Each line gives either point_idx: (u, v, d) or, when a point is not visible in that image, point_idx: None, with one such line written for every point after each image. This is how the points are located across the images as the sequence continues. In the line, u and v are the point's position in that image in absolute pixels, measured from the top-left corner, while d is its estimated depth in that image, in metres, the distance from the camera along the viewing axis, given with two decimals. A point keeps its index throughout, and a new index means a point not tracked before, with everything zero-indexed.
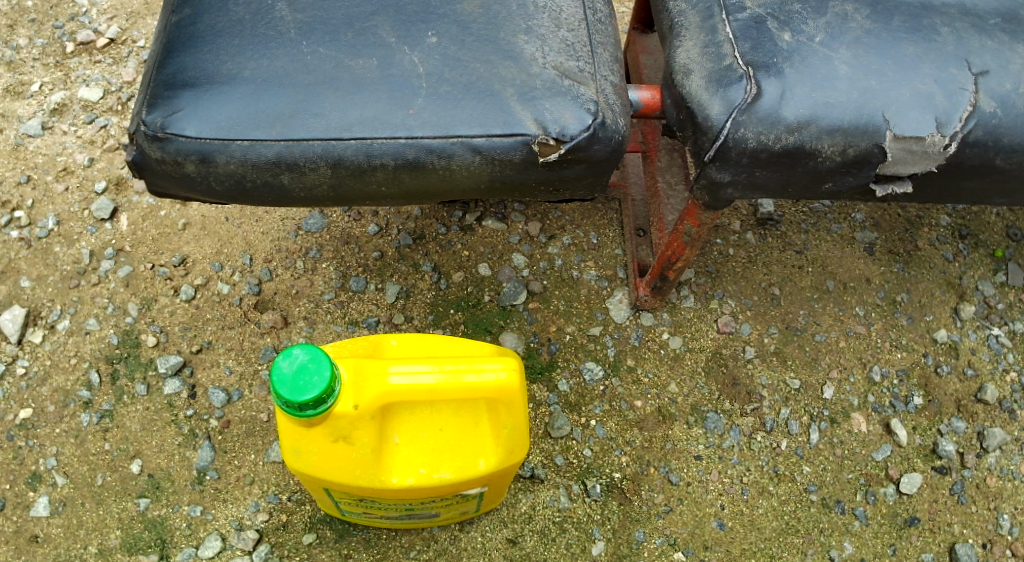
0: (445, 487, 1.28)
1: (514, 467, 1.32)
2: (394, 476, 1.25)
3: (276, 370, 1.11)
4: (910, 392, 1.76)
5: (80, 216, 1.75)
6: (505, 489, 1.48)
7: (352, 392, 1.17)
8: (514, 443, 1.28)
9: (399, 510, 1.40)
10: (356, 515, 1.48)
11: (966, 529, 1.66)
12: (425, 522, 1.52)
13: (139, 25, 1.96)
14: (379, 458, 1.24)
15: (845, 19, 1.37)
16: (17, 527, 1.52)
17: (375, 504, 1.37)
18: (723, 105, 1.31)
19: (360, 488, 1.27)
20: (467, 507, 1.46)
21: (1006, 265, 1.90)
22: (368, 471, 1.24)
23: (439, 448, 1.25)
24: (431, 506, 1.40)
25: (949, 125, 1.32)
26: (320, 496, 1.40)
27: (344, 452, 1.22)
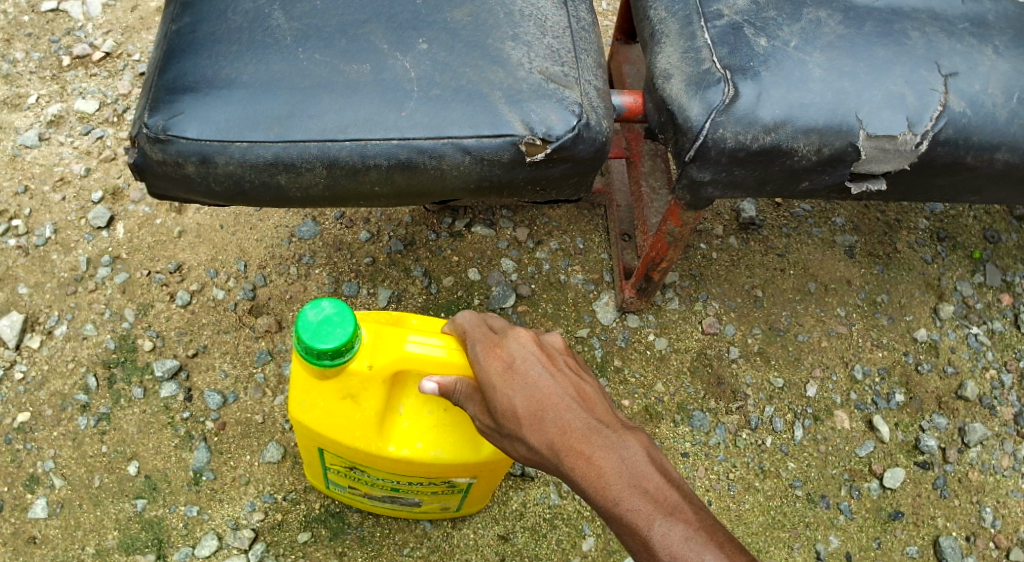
0: (437, 466, 1.31)
1: (503, 465, 1.36)
2: (392, 445, 1.29)
3: (302, 316, 1.14)
4: (891, 390, 1.80)
5: (76, 225, 1.77)
6: (489, 492, 1.51)
7: (369, 352, 1.21)
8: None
9: (381, 487, 1.43)
10: (335, 488, 1.52)
11: (949, 522, 1.71)
12: (400, 511, 1.54)
13: (134, 40, 1.99)
14: (381, 423, 1.27)
15: (819, 24, 1.42)
16: (15, 529, 1.54)
17: (363, 477, 1.40)
18: (702, 107, 1.36)
19: (355, 452, 1.30)
20: (449, 501, 1.49)
21: (983, 266, 1.95)
22: (368, 436, 1.28)
23: (441, 428, 1.29)
24: (415, 492, 1.43)
25: (920, 124, 1.38)
26: (306, 458, 1.44)
27: (350, 410, 1.25)
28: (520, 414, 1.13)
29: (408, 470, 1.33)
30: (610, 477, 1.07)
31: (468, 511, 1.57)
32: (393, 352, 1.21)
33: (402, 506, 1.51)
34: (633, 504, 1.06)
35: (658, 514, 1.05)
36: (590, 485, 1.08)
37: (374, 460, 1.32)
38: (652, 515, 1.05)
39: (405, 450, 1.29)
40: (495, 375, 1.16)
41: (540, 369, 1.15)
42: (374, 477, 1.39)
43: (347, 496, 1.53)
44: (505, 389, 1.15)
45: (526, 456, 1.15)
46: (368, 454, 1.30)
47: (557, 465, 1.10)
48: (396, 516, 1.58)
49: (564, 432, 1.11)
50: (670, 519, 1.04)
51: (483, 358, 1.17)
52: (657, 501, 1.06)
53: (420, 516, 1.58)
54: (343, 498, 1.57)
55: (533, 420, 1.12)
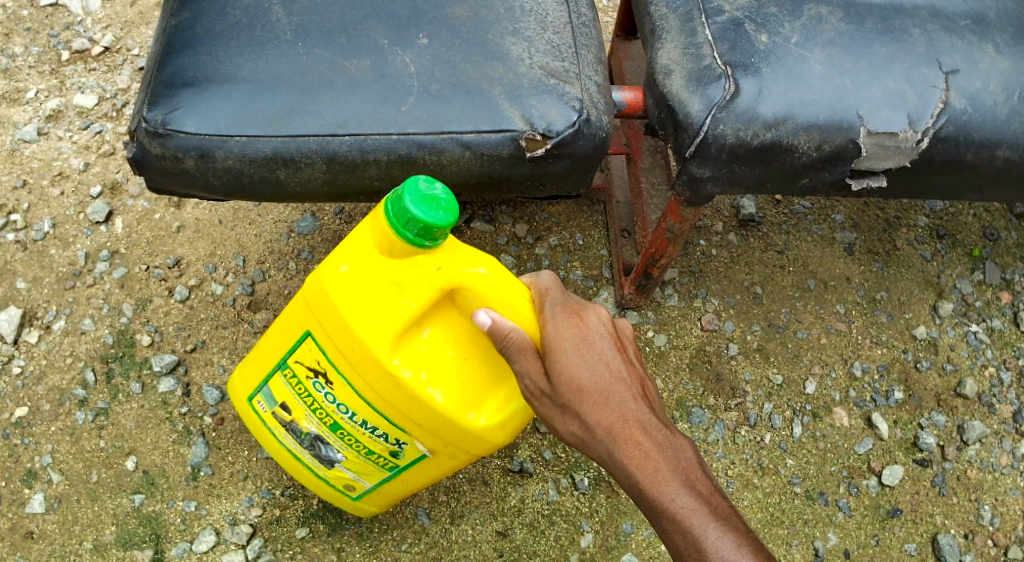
0: (421, 408, 1.20)
1: (468, 452, 1.27)
2: (395, 359, 1.18)
3: (415, 180, 1.11)
4: (890, 387, 1.80)
5: (75, 220, 1.77)
6: (407, 494, 1.41)
7: (442, 256, 1.17)
8: (512, 422, 1.24)
9: (321, 418, 1.29)
10: (258, 406, 1.37)
11: (947, 520, 1.71)
12: (304, 468, 1.39)
13: (133, 34, 1.99)
14: (404, 331, 1.18)
15: (819, 21, 1.42)
16: (13, 524, 1.54)
17: (320, 396, 1.27)
18: (703, 103, 1.36)
19: (352, 349, 1.19)
20: (368, 478, 1.36)
21: (983, 264, 1.94)
22: (382, 333, 1.17)
23: (455, 373, 1.20)
24: (353, 447, 1.30)
25: (920, 122, 1.37)
26: (274, 342, 1.31)
27: (385, 299, 1.17)
28: (587, 391, 1.17)
29: (379, 397, 1.22)
30: (670, 473, 1.14)
31: (370, 503, 1.44)
32: (461, 264, 1.17)
33: (315, 461, 1.36)
34: (687, 502, 1.13)
35: (708, 517, 1.13)
36: (646, 477, 1.14)
37: (355, 366, 1.21)
38: (705, 517, 1.13)
39: (404, 369, 1.18)
40: (572, 344, 1.18)
41: (614, 354, 1.20)
42: (330, 402, 1.27)
43: (264, 423, 1.38)
44: (577, 363, 1.17)
45: (577, 431, 1.18)
46: (360, 353, 1.19)
47: (614, 450, 1.16)
48: (293, 472, 1.43)
49: (630, 421, 1.16)
50: (720, 525, 1.13)
51: (560, 324, 1.19)
52: (709, 506, 1.14)
53: (310, 480, 1.43)
54: (251, 427, 1.42)
55: (600, 402, 1.17)
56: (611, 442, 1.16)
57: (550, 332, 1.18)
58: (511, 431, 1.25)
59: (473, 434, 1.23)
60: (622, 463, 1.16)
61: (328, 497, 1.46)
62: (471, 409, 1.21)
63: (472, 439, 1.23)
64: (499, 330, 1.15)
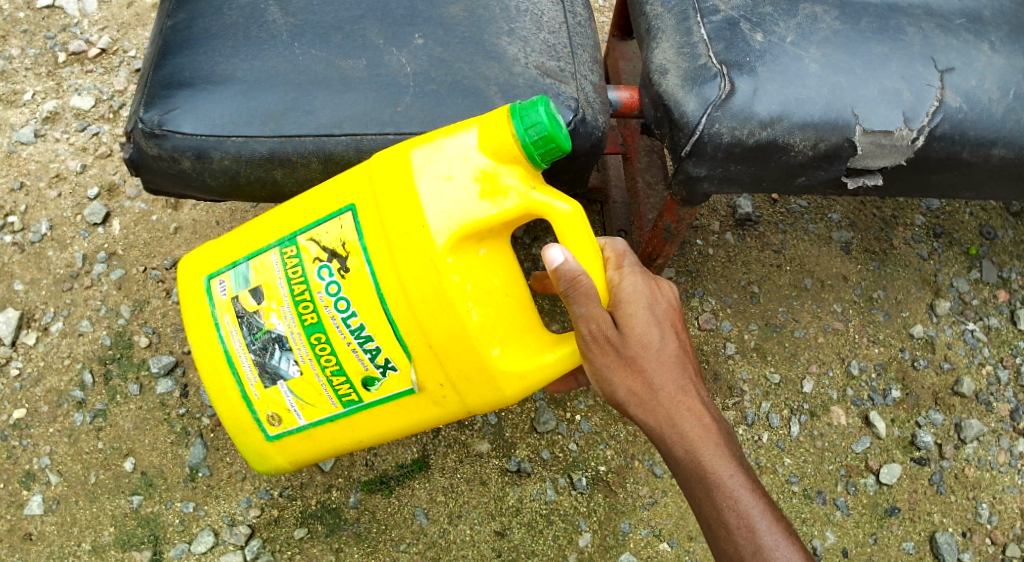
0: (448, 320, 1.20)
1: (456, 398, 1.27)
2: (450, 259, 1.18)
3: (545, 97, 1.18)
4: (888, 386, 1.81)
5: (72, 221, 1.76)
6: (335, 449, 1.36)
7: (536, 183, 1.21)
8: (528, 377, 1.26)
9: (303, 319, 1.27)
10: (223, 287, 1.32)
11: (945, 518, 1.73)
12: (235, 382, 1.32)
13: (129, 36, 1.94)
14: (471, 236, 1.19)
15: (815, 20, 1.43)
16: (11, 526, 1.55)
17: (321, 287, 1.25)
18: (698, 102, 1.36)
19: (406, 238, 1.19)
20: (306, 414, 1.31)
21: (980, 263, 1.93)
22: (453, 225, 1.18)
23: (497, 304, 1.22)
24: (323, 367, 1.27)
25: (916, 120, 1.38)
26: (289, 217, 1.29)
27: (466, 197, 1.18)
28: (655, 356, 1.29)
29: (402, 298, 1.21)
30: (716, 438, 1.31)
31: (279, 451, 1.36)
32: (552, 194, 1.22)
33: (255, 374, 1.30)
34: (728, 464, 1.31)
35: (746, 487, 1.30)
36: (697, 444, 1.30)
37: (399, 260, 1.20)
38: (744, 487, 1.30)
39: (454, 271, 1.19)
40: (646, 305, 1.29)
41: (679, 329, 1.33)
42: (327, 298, 1.25)
43: (222, 308, 1.32)
44: (651, 330, 1.29)
45: (634, 388, 1.29)
46: (412, 241, 1.19)
47: (672, 416, 1.30)
48: (214, 385, 1.34)
49: (685, 390, 1.31)
50: (756, 495, 1.30)
51: (638, 286, 1.29)
52: (747, 477, 1.31)
53: (224, 402, 1.34)
54: (190, 317, 1.35)
55: (667, 369, 1.30)
56: (667, 402, 1.30)
57: (630, 294, 1.28)
58: (516, 390, 1.26)
59: (482, 368, 1.23)
60: (676, 422, 1.30)
61: (234, 431, 1.37)
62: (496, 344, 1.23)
63: (476, 382, 1.25)
64: (573, 267, 1.20)
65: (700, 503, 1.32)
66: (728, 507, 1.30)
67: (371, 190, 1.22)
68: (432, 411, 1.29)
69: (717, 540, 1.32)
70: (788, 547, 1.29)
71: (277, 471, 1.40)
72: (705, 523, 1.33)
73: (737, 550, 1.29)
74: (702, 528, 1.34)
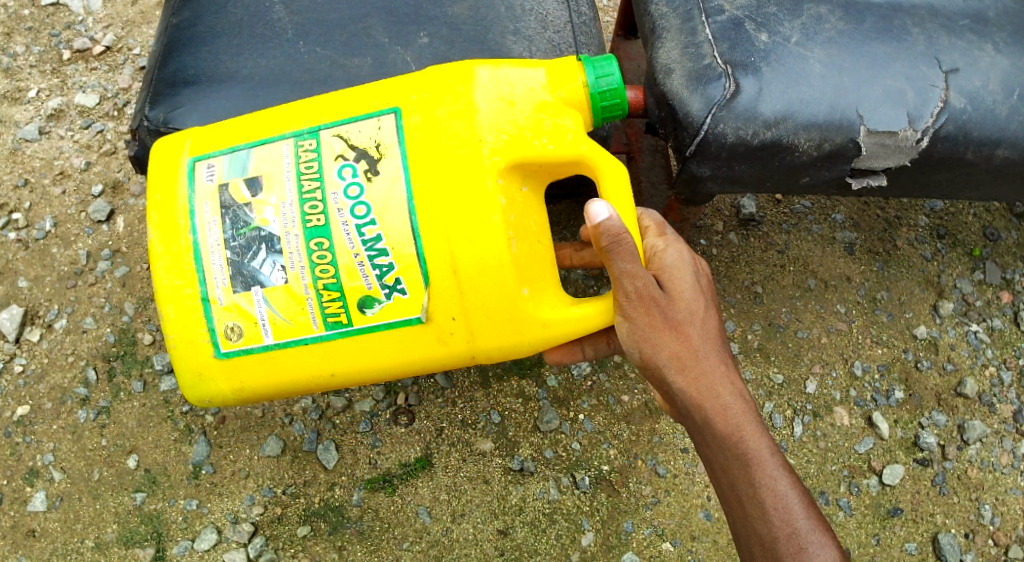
0: (484, 243, 1.22)
1: (463, 339, 1.27)
2: (496, 181, 1.22)
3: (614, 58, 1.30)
4: (891, 387, 1.81)
5: (76, 218, 1.74)
6: (304, 387, 1.31)
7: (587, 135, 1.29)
8: (552, 327, 1.28)
9: (305, 220, 1.24)
10: (209, 172, 1.26)
11: (947, 519, 1.74)
12: (197, 282, 1.25)
13: (134, 33, 1.91)
14: (522, 164, 1.24)
15: (819, 20, 1.43)
16: (15, 522, 1.57)
17: (331, 194, 1.24)
18: (702, 102, 1.37)
19: (456, 155, 1.22)
20: (273, 333, 1.26)
21: (983, 264, 1.92)
22: (510, 147, 1.23)
23: (529, 245, 1.26)
24: (315, 279, 1.24)
25: (921, 120, 1.39)
26: (312, 114, 1.27)
27: (527, 122, 1.24)
28: (700, 330, 1.33)
29: (434, 213, 1.22)
30: (756, 415, 1.35)
31: (222, 371, 1.28)
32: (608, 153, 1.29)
33: (228, 276, 1.25)
34: (765, 443, 1.34)
35: (783, 469, 1.34)
36: (739, 419, 1.33)
37: (443, 179, 1.22)
38: (781, 467, 1.34)
39: (500, 193, 1.23)
40: (686, 277, 1.34)
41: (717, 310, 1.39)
42: (342, 200, 1.24)
43: (206, 195, 1.26)
44: (697, 303, 1.34)
45: (679, 352, 1.32)
46: (463, 157, 1.22)
47: (716, 389, 1.33)
48: (168, 281, 1.26)
49: (726, 367, 1.35)
50: (792, 477, 1.34)
51: (683, 260, 1.35)
52: (783, 459, 1.35)
53: (175, 304, 1.26)
54: (155, 199, 1.28)
55: (711, 344, 1.34)
56: (709, 373, 1.33)
57: (677, 266, 1.34)
58: (526, 339, 1.28)
59: (503, 304, 1.25)
60: (716, 393, 1.33)
61: (176, 339, 1.27)
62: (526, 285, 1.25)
63: (493, 324, 1.26)
64: (617, 224, 1.24)
65: (735, 479, 1.34)
66: (765, 484, 1.33)
67: (422, 96, 1.25)
68: (426, 348, 1.27)
69: (750, 518, 1.33)
70: (821, 532, 1.32)
71: (215, 397, 1.31)
72: (736, 502, 1.34)
73: (772, 529, 1.31)
74: (731, 508, 1.35)
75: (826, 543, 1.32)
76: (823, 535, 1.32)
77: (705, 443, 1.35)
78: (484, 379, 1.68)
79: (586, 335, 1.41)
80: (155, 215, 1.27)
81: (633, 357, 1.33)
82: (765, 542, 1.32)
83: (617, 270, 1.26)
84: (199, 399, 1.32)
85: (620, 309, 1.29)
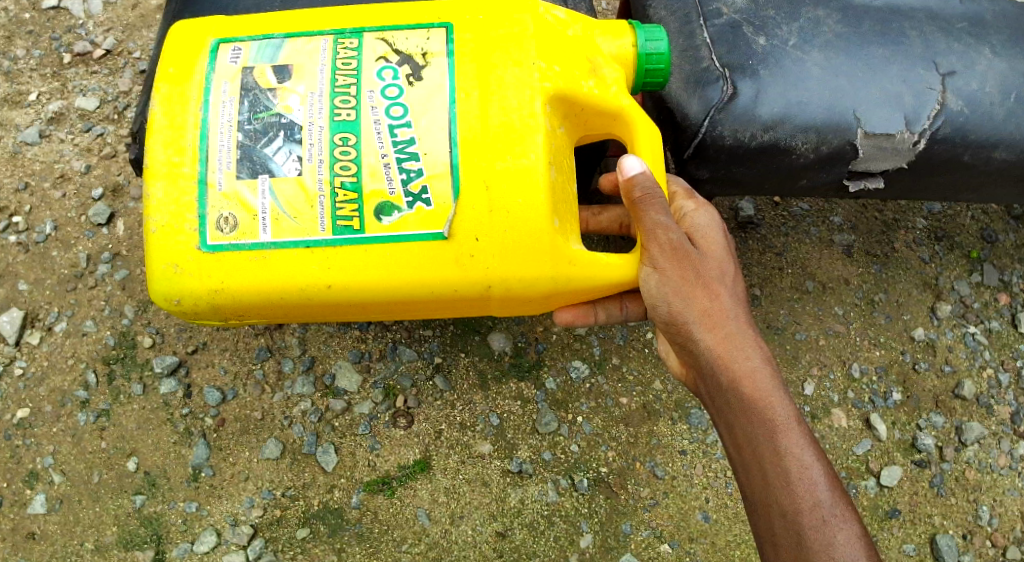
0: (522, 160, 1.25)
1: (482, 263, 1.27)
2: (543, 106, 1.26)
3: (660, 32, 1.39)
4: (889, 389, 1.81)
5: (77, 222, 1.75)
6: (292, 302, 1.29)
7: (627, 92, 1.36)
8: (578, 264, 1.30)
9: (333, 113, 1.26)
10: (234, 54, 1.29)
11: (945, 520, 1.75)
12: (199, 163, 1.26)
13: (135, 37, 1.91)
14: (569, 97, 1.29)
15: (817, 23, 1.44)
16: (15, 525, 1.58)
17: (365, 92, 1.27)
18: (701, 105, 1.40)
19: (506, 74, 1.26)
20: (271, 230, 1.26)
21: (981, 266, 1.92)
22: (561, 78, 1.28)
23: (562, 182, 1.29)
24: (332, 176, 1.25)
25: (918, 123, 1.41)
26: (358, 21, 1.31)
27: (577, 58, 1.30)
28: (729, 293, 1.36)
29: (470, 119, 1.26)
30: (782, 384, 1.35)
31: (201, 263, 1.26)
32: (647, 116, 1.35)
33: (235, 158, 1.26)
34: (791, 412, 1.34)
35: (809, 440, 1.32)
36: (767, 383, 1.33)
37: (488, 99, 1.26)
38: (808, 437, 1.33)
39: (545, 117, 1.26)
40: (715, 241, 1.39)
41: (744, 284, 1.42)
42: (378, 98, 1.26)
43: (226, 75, 1.28)
44: (726, 268, 1.38)
45: (709, 309, 1.34)
46: (512, 77, 1.26)
47: (745, 351, 1.34)
48: (164, 157, 1.26)
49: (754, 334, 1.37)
50: (818, 449, 1.32)
51: (714, 227, 1.40)
52: (809, 431, 1.34)
53: (167, 180, 1.26)
54: (169, 73, 1.29)
55: (741, 308, 1.37)
56: (738, 335, 1.35)
57: (707, 232, 1.39)
58: (548, 271, 1.28)
59: (529, 222, 1.26)
60: (744, 356, 1.34)
61: (158, 221, 1.26)
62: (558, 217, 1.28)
63: (519, 251, 1.26)
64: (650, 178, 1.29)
65: (759, 446, 1.32)
66: (790, 453, 1.31)
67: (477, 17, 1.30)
68: (435, 266, 1.27)
69: (772, 488, 1.31)
70: (845, 509, 1.30)
71: (185, 297, 1.28)
72: (758, 471, 1.32)
73: (796, 499, 1.29)
74: (753, 478, 1.33)
75: (849, 519, 1.30)
76: (847, 511, 1.30)
77: (729, 408, 1.35)
78: (482, 381, 1.69)
79: (600, 298, 1.45)
80: (166, 88, 1.28)
81: (660, 313, 1.35)
82: (787, 512, 1.30)
83: (651, 221, 1.30)
84: (166, 297, 1.28)
85: (651, 258, 1.32)
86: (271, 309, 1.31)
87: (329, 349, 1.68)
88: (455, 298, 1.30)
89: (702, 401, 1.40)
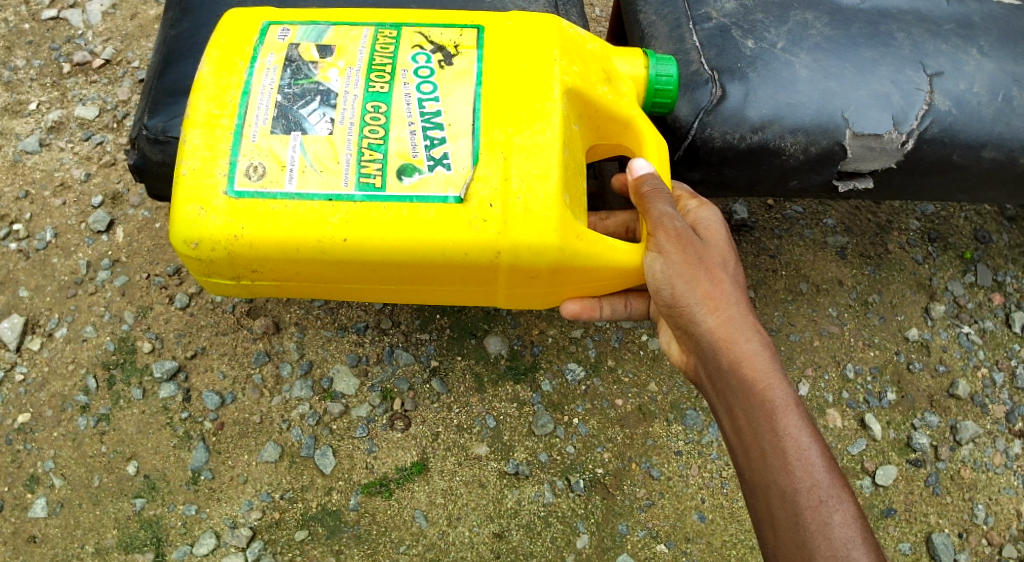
0: (537, 137, 1.28)
1: (494, 227, 1.27)
2: (560, 95, 1.30)
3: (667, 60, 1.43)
4: (884, 389, 1.82)
5: (77, 229, 1.77)
6: (301, 257, 1.30)
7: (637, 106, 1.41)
8: (587, 238, 1.31)
9: (368, 86, 1.31)
10: (283, 34, 1.34)
11: (941, 519, 1.76)
12: (237, 116, 1.29)
13: (133, 47, 1.94)
14: (586, 94, 1.33)
15: (805, 27, 1.46)
16: (15, 528, 1.59)
17: (400, 73, 1.32)
18: (690, 107, 1.42)
19: (530, 62, 1.31)
20: (297, 181, 1.28)
21: (974, 267, 1.94)
22: (580, 76, 1.33)
23: (573, 167, 1.32)
24: (360, 137, 1.29)
25: (905, 123, 1.43)
26: (398, 15, 1.38)
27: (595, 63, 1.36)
28: (730, 279, 1.37)
29: (499, 90, 1.30)
30: (783, 368, 1.33)
31: (224, 209, 1.27)
32: (655, 130, 1.41)
33: (271, 115, 1.29)
34: (791, 395, 1.32)
35: (807, 422, 1.30)
36: (766, 363, 1.32)
37: (516, 78, 1.31)
38: (806, 418, 1.31)
39: (562, 103, 1.30)
40: (719, 233, 1.40)
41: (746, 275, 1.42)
42: (410, 77, 1.31)
43: (274, 48, 1.33)
44: (727, 257, 1.39)
45: (712, 293, 1.34)
46: (540, 62, 1.31)
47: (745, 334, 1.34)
48: (206, 109, 1.30)
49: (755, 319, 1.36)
50: (817, 431, 1.30)
51: (718, 220, 1.41)
52: (808, 413, 1.32)
53: (204, 129, 1.29)
54: (221, 40, 1.34)
55: (742, 294, 1.37)
56: (739, 319, 1.35)
57: (710, 224, 1.40)
58: (556, 240, 1.28)
59: (541, 188, 1.27)
60: (745, 339, 1.33)
61: (190, 165, 1.28)
62: (568, 195, 1.30)
63: (531, 217, 1.27)
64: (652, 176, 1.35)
65: (758, 426, 1.30)
66: (788, 433, 1.29)
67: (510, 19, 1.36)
68: (448, 228, 1.27)
69: (771, 469, 1.29)
70: (842, 492, 1.27)
71: (203, 239, 1.28)
72: (757, 452, 1.31)
73: (793, 479, 1.27)
74: (752, 458, 1.31)
75: (846, 500, 1.27)
76: (844, 491, 1.27)
77: (730, 390, 1.34)
78: (479, 384, 1.71)
79: (606, 293, 1.46)
80: (215, 53, 1.32)
81: (664, 297, 1.36)
82: (785, 493, 1.28)
83: (657, 211, 1.34)
84: (185, 239, 1.28)
85: (656, 244, 1.35)
86: (285, 267, 1.32)
87: (326, 353, 1.71)
88: (464, 263, 1.29)
89: (705, 389, 1.40)
